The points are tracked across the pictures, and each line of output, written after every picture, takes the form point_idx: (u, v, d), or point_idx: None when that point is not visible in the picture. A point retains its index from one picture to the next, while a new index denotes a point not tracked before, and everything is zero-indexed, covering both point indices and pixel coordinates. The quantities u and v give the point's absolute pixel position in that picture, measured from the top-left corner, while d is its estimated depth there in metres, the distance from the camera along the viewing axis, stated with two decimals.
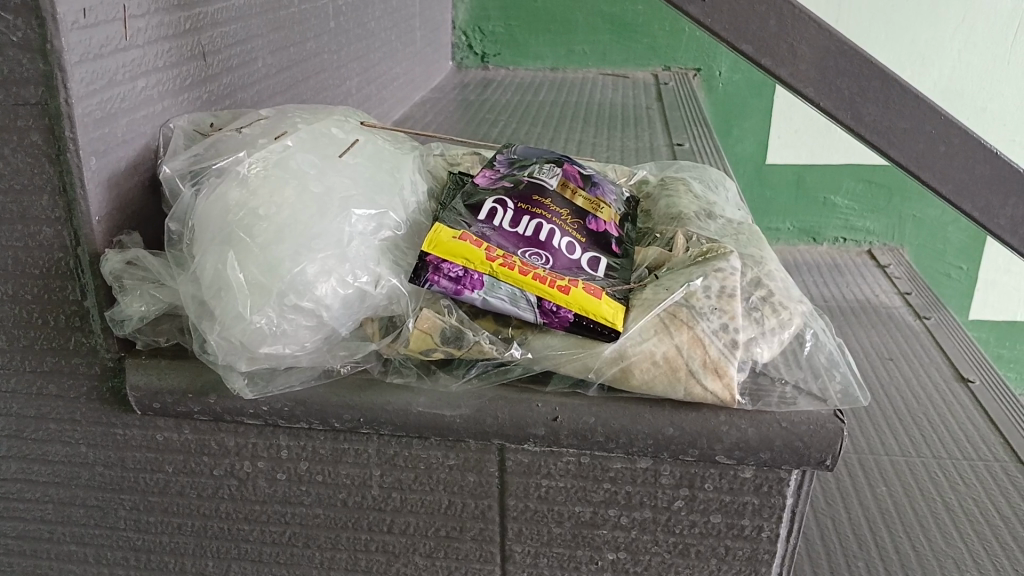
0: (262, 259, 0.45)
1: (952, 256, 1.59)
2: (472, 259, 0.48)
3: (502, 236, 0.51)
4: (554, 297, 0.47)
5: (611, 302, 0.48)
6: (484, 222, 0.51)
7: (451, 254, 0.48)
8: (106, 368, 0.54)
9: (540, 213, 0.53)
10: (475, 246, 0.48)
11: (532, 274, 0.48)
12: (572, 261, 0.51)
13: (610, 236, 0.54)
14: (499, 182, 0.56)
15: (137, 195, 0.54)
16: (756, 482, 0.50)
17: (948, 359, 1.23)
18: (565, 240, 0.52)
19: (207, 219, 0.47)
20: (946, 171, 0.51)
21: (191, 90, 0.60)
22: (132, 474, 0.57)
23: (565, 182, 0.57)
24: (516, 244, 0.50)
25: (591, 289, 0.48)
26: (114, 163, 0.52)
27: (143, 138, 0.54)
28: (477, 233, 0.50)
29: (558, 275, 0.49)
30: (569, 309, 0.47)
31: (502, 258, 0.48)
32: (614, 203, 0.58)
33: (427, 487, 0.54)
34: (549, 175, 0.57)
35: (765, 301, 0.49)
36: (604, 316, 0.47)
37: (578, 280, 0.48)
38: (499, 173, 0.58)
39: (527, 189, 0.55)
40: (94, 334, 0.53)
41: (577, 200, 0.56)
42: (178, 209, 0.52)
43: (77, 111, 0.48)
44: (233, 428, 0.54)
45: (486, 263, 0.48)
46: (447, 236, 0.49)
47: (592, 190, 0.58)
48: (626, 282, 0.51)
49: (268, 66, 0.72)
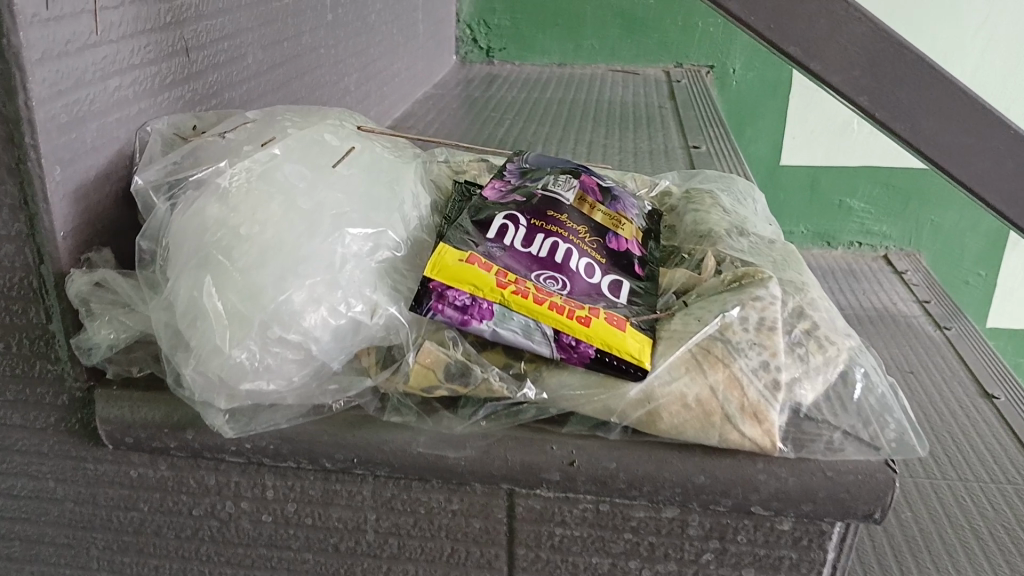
0: (244, 286, 0.40)
1: (970, 263, 1.53)
2: (480, 285, 0.43)
3: (515, 257, 0.45)
4: (574, 329, 0.42)
5: (637, 335, 0.43)
6: (494, 240, 0.46)
7: (457, 279, 0.43)
8: (74, 399, 0.49)
9: (556, 231, 0.48)
10: (483, 270, 0.43)
11: (548, 303, 0.43)
12: (592, 287, 0.46)
13: (633, 256, 0.49)
14: (509, 194, 0.51)
15: (109, 207, 0.49)
16: (793, 535, 0.45)
17: (971, 373, 1.18)
18: (583, 263, 0.47)
19: (183, 238, 0.42)
20: (1009, 189, 0.46)
21: (172, 89, 0.54)
22: (104, 512, 0.52)
23: (582, 195, 0.52)
24: (530, 267, 0.45)
25: (615, 319, 0.43)
26: (82, 172, 0.46)
27: (115, 143, 0.49)
28: (486, 254, 0.45)
29: (578, 302, 0.43)
30: (590, 344, 0.41)
31: (514, 284, 0.43)
32: (636, 217, 0.53)
33: (428, 533, 0.49)
34: (564, 186, 0.52)
35: (810, 336, 0.43)
36: (630, 352, 0.41)
37: (600, 308, 0.43)
38: (509, 184, 0.52)
39: (541, 203, 0.50)
40: (61, 362, 0.48)
41: (596, 215, 0.51)
42: (150, 226, 0.47)
43: (39, 115, 0.42)
44: (214, 466, 0.49)
45: (496, 290, 0.43)
46: (451, 258, 0.44)
47: (611, 204, 0.52)
48: (652, 309, 0.46)
49: (259, 62, 0.66)
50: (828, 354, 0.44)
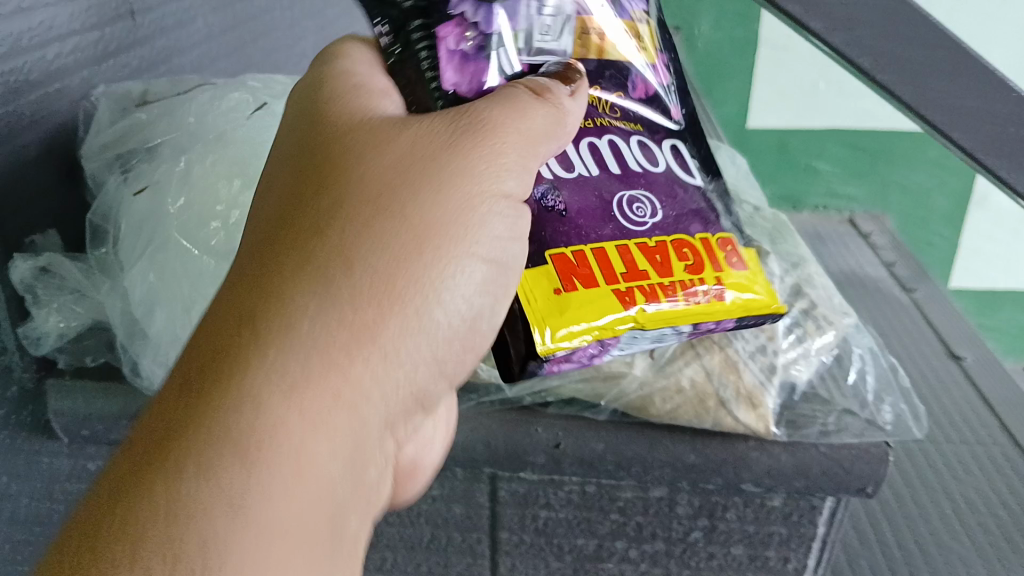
0: (199, 269, 0.42)
1: (935, 223, 1.51)
2: (600, 310, 0.38)
3: (579, 188, 0.41)
4: (714, 304, 0.40)
5: (756, 278, 0.42)
6: (551, 177, 0.41)
7: (572, 316, 0.38)
8: (26, 392, 0.46)
9: (607, 123, 0.43)
10: (583, 282, 0.38)
11: (670, 285, 0.39)
12: (668, 184, 0.43)
13: (664, 94, 0.45)
14: (482, 52, 0.39)
15: (49, 185, 0.45)
16: (784, 511, 0.44)
17: (939, 333, 1.19)
18: (645, 151, 0.43)
19: (134, 219, 0.43)
20: None
21: (116, 56, 0.50)
22: (61, 511, 0.49)
23: (585, 23, 0.42)
24: (603, 194, 0.41)
25: (731, 261, 0.42)
26: (20, 147, 0.43)
27: (58, 116, 0.45)
28: (566, 215, 0.40)
29: (694, 262, 0.41)
30: (738, 316, 0.40)
31: (627, 288, 0.39)
32: (642, 14, 0.45)
33: (407, 519, 0.47)
34: (553, 15, 0.41)
35: (807, 316, 0.45)
36: (768, 303, 0.41)
37: (714, 256, 0.41)
38: (482, 45, 0.39)
39: (549, 62, 0.41)
40: (8, 352, 0.45)
41: (611, 56, 0.43)
42: (99, 202, 0.46)
43: None
44: None
45: (620, 302, 0.38)
46: (542, 288, 0.38)
47: (616, 17, 0.43)
48: (722, 199, 0.45)
49: (211, 24, 0.62)
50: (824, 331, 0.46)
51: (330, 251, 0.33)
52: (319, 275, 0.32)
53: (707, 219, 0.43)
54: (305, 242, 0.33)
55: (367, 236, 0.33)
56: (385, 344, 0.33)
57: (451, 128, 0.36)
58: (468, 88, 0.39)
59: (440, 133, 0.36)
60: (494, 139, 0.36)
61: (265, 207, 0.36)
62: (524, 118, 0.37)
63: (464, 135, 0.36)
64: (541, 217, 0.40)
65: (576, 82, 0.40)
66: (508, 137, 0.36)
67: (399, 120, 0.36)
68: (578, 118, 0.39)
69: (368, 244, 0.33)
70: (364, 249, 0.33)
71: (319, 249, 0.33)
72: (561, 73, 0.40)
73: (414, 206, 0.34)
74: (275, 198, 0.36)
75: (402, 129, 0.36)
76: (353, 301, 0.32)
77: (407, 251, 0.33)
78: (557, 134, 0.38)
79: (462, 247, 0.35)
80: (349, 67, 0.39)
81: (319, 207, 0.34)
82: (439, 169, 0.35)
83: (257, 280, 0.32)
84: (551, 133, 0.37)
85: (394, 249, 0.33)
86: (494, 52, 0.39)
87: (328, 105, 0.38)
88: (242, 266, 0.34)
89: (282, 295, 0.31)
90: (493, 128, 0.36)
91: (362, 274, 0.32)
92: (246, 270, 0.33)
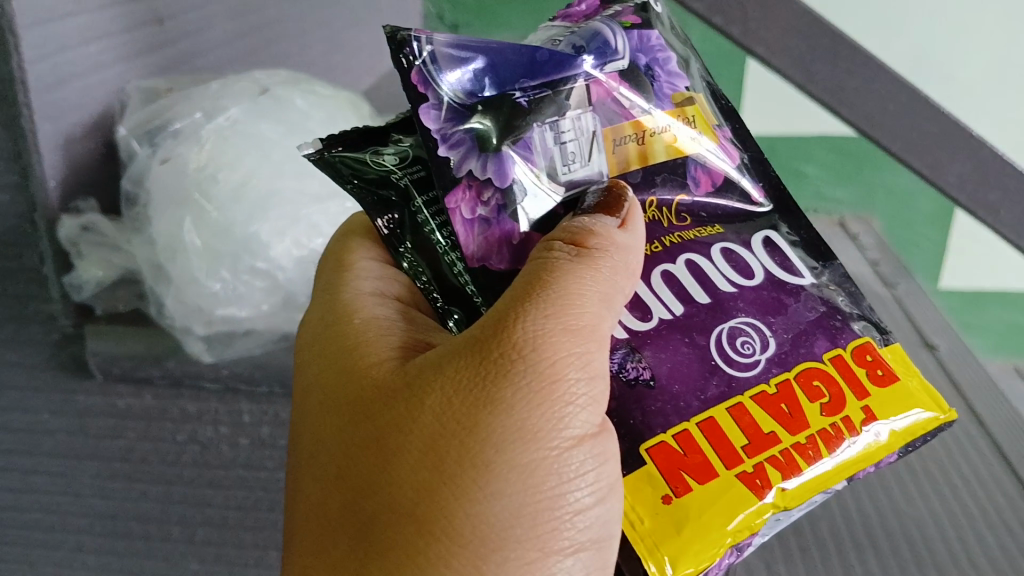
0: (216, 224, 0.53)
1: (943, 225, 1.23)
2: (731, 506, 0.35)
3: (664, 343, 0.38)
4: (867, 448, 0.37)
5: (905, 381, 0.39)
6: (627, 337, 0.39)
7: (694, 549, 0.34)
8: (66, 335, 0.54)
9: (681, 239, 0.41)
10: (697, 476, 0.35)
11: (807, 450, 0.36)
12: (774, 297, 0.40)
13: (738, 176, 0.43)
14: (503, 211, 0.39)
15: (90, 161, 0.54)
16: None
17: (916, 324, 1.25)
18: (733, 260, 0.41)
19: (161, 185, 0.54)
20: (892, 128, 0.54)
21: (146, 57, 0.59)
22: None
23: (615, 132, 0.41)
24: (695, 338, 0.38)
25: (874, 380, 0.39)
26: (67, 126, 0.53)
27: (97, 103, 0.55)
28: (655, 384, 0.37)
29: (831, 399, 0.38)
30: (898, 446, 0.38)
31: (751, 469, 0.36)
32: (686, 91, 0.43)
33: None
34: (575, 139, 0.40)
35: None
36: (935, 417, 0.38)
37: (852, 381, 0.38)
38: (489, 205, 0.39)
39: (590, 190, 0.40)
40: (52, 301, 0.53)
41: (657, 158, 0.42)
42: (131, 170, 0.55)
43: (30, 76, 0.48)
44: (194, 392, 0.55)
45: (753, 489, 0.35)
46: (649, 499, 0.35)
47: (656, 111, 0.42)
48: (841, 287, 0.42)
49: (225, 35, 0.70)
50: None
51: (417, 495, 0.33)
52: (413, 548, 0.33)
53: (832, 329, 0.40)
54: (377, 500, 0.34)
55: (465, 487, 0.33)
56: (523, 549, 0.33)
57: (490, 369, 0.34)
58: (498, 255, 0.39)
59: (483, 375, 0.34)
60: (542, 341, 0.34)
61: (314, 439, 0.40)
62: (582, 294, 0.35)
63: (511, 379, 0.34)
64: (630, 396, 0.37)
65: (623, 209, 0.39)
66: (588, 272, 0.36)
67: (433, 361, 0.36)
68: (637, 249, 0.38)
69: (479, 483, 0.33)
70: (467, 486, 0.33)
71: (412, 498, 0.33)
72: (605, 204, 0.39)
73: (497, 450, 0.33)
74: (325, 426, 0.39)
75: (439, 372, 0.35)
76: (472, 512, 0.33)
77: (511, 482, 0.33)
78: (619, 267, 0.37)
79: (551, 451, 0.33)
80: (360, 289, 0.46)
81: (376, 455, 0.35)
82: (495, 398, 0.33)
83: (364, 547, 0.34)
84: (610, 300, 0.36)
85: (492, 471, 0.33)
86: (520, 204, 0.39)
87: (352, 312, 0.44)
88: (329, 514, 0.37)
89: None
90: (539, 343, 0.34)
91: (475, 526, 0.33)
92: (325, 512, 0.37)
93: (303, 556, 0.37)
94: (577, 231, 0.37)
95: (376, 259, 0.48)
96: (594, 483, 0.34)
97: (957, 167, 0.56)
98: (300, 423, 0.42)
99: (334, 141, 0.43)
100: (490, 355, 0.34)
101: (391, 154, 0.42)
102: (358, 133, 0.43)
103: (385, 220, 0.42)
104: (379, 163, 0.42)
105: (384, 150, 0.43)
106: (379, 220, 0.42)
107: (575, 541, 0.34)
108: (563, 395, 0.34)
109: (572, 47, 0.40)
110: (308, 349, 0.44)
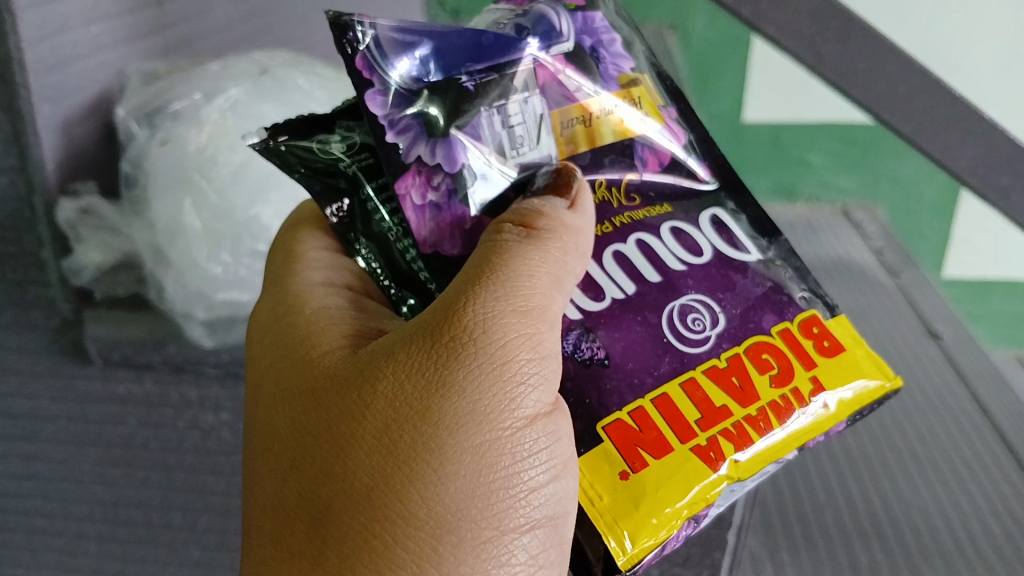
0: (217, 206, 0.53)
1: (925, 217, 1.18)
2: (686, 480, 0.39)
3: (618, 322, 0.42)
4: (817, 416, 0.42)
5: (851, 351, 0.44)
6: (581, 317, 0.43)
7: (650, 523, 0.38)
8: (65, 321, 0.53)
9: (630, 219, 0.45)
10: (653, 452, 0.39)
11: (757, 422, 0.41)
12: (723, 275, 0.44)
13: (685, 155, 0.47)
14: (454, 195, 0.42)
15: (90, 144, 0.54)
16: None
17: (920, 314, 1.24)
18: (682, 239, 0.45)
19: (162, 164, 0.53)
20: (904, 112, 0.53)
21: (147, 38, 0.58)
22: (96, 428, 0.57)
23: (562, 115, 0.45)
24: (647, 317, 0.43)
25: (821, 352, 0.43)
26: (67, 109, 0.51)
27: (96, 85, 0.53)
28: (609, 363, 0.41)
29: (779, 370, 0.42)
30: (847, 413, 0.42)
31: (704, 441, 0.40)
32: (631, 72, 0.47)
33: None
34: (523, 123, 0.44)
35: None
36: (880, 385, 0.43)
37: (799, 353, 0.43)
38: (439, 191, 0.42)
39: (540, 172, 0.44)
40: (51, 286, 0.52)
41: (605, 140, 0.45)
42: (130, 151, 0.54)
43: (29, 56, 0.47)
44: (194, 380, 0.54)
45: (707, 461, 0.39)
46: (607, 477, 0.39)
47: (601, 93, 0.45)
48: (787, 262, 0.46)
49: (228, 16, 0.68)
50: None
51: (378, 479, 0.37)
52: (375, 529, 0.36)
53: (779, 304, 0.44)
54: (338, 485, 0.38)
55: (421, 470, 0.36)
56: (476, 524, 0.37)
57: (442, 353, 0.38)
58: (450, 240, 0.43)
59: (435, 362, 0.38)
60: (492, 325, 0.38)
61: (269, 427, 0.43)
62: (530, 277, 0.40)
63: (462, 363, 0.37)
64: (585, 374, 0.41)
65: (572, 192, 0.43)
66: (535, 265, 0.40)
67: (386, 349, 0.39)
68: (587, 229, 0.42)
69: (434, 465, 0.36)
70: (424, 469, 0.36)
71: (369, 480, 0.37)
72: (555, 184, 0.43)
73: (450, 433, 0.37)
74: (280, 415, 0.42)
75: (392, 361, 0.39)
76: (429, 494, 0.36)
77: (465, 464, 0.37)
78: (569, 248, 0.41)
79: (504, 430, 0.37)
80: (310, 280, 0.48)
81: (335, 443, 0.39)
82: (447, 382, 0.37)
83: (328, 529, 0.38)
84: (558, 280, 0.40)
85: (447, 454, 0.37)
86: (471, 187, 0.43)
87: (303, 304, 0.46)
88: (289, 501, 0.40)
89: (385, 556, 0.36)
90: (489, 328, 0.38)
91: (431, 507, 0.36)
92: (286, 499, 0.40)
93: (263, 544, 0.40)
94: (526, 213, 0.42)
95: (323, 249, 0.50)
96: (547, 459, 0.38)
97: (969, 152, 0.55)
98: (253, 412, 0.45)
99: (281, 129, 0.46)
100: (442, 341, 0.38)
101: (338, 143, 0.46)
102: (303, 121, 0.46)
103: (334, 208, 0.46)
104: (326, 151, 0.45)
105: (330, 138, 0.46)
106: (329, 208, 0.46)
107: (529, 517, 0.38)
108: (512, 377, 0.38)
109: (515, 29, 0.44)
110: (260, 340, 0.47)
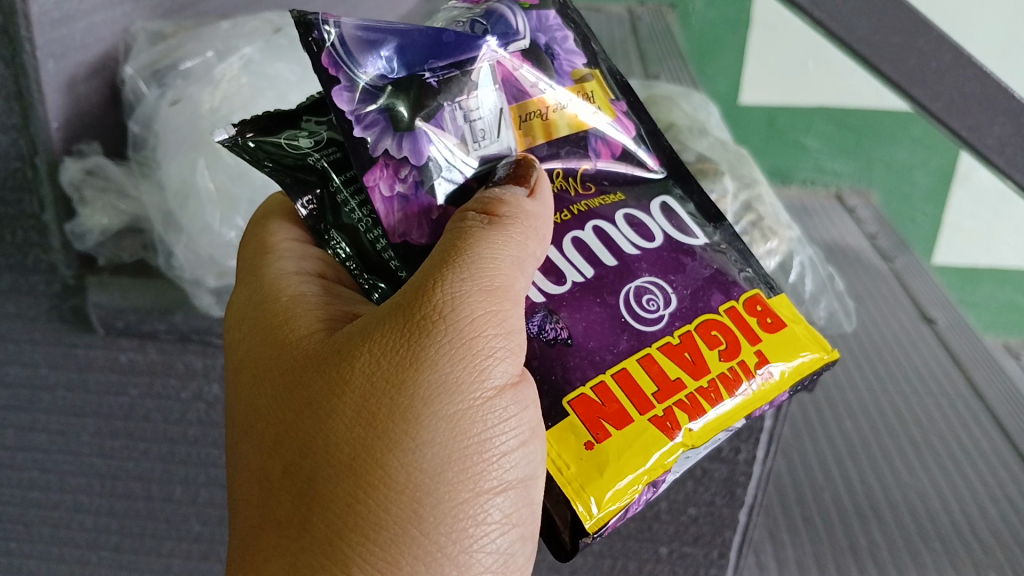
0: (231, 169, 0.52)
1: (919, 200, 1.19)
2: (645, 449, 0.38)
3: (579, 304, 0.41)
4: (763, 388, 0.41)
5: (792, 326, 0.43)
6: (544, 300, 0.42)
7: (614, 489, 0.37)
8: (66, 288, 0.52)
9: (588, 207, 0.44)
10: (614, 422, 0.39)
11: (710, 395, 0.40)
12: (673, 257, 0.43)
13: (635, 146, 0.46)
14: (421, 185, 0.41)
15: (92, 105, 0.52)
16: None
17: None
18: (636, 227, 0.44)
19: (172, 125, 0.52)
20: (936, 88, 0.53)
21: None
22: (96, 397, 0.56)
23: (520, 110, 0.43)
24: (606, 298, 0.42)
25: (765, 328, 0.42)
26: (72, 66, 0.49)
27: (101, 43, 0.52)
28: (572, 342, 0.40)
29: (727, 345, 0.41)
30: (790, 385, 0.41)
31: (661, 410, 0.39)
32: (582, 68, 0.46)
33: None
34: (483, 116, 0.42)
35: (754, 227, 0.51)
36: (818, 357, 0.42)
37: (745, 329, 0.42)
38: (407, 184, 0.41)
39: (501, 163, 0.43)
40: (53, 250, 0.50)
41: (560, 132, 0.45)
42: (138, 111, 0.53)
43: (34, 9, 0.45)
44: (201, 349, 0.53)
45: (664, 431, 0.39)
46: (573, 447, 0.39)
47: (556, 88, 0.44)
48: (732, 245, 0.45)
49: None
50: (779, 237, 0.52)
51: (357, 448, 0.36)
52: (357, 495, 0.36)
53: (725, 284, 0.43)
54: (319, 454, 0.37)
55: (397, 441, 0.36)
56: (453, 493, 0.36)
57: (414, 329, 0.37)
58: (418, 229, 0.42)
59: (407, 338, 0.37)
60: (459, 303, 0.37)
61: (250, 405, 0.41)
62: (495, 258, 0.38)
63: (432, 339, 0.36)
64: (550, 353, 0.40)
65: (533, 179, 0.42)
66: (503, 248, 0.39)
67: (360, 329, 0.38)
68: (546, 216, 0.41)
69: (409, 436, 0.36)
70: (401, 439, 0.36)
71: (348, 450, 0.36)
72: (515, 175, 0.42)
73: (423, 403, 0.36)
74: (259, 396, 0.41)
75: (366, 339, 0.37)
76: (405, 461, 0.36)
77: (440, 432, 0.36)
78: (529, 234, 0.40)
79: (475, 401, 0.36)
80: (284, 268, 0.45)
81: (313, 417, 0.38)
82: (418, 357, 0.36)
83: (314, 498, 0.37)
84: (521, 263, 0.39)
85: (422, 423, 0.36)
86: (436, 179, 0.42)
87: (278, 291, 0.44)
88: (275, 474, 0.38)
89: (369, 521, 0.36)
90: (457, 306, 0.37)
91: (409, 472, 0.36)
92: (274, 472, 0.39)
93: (253, 515, 0.39)
94: (489, 201, 0.40)
95: (297, 239, 0.48)
96: (516, 428, 0.37)
97: (997, 132, 0.54)
98: (235, 395, 0.43)
99: (245, 127, 0.44)
100: (412, 319, 0.37)
101: (305, 137, 0.44)
102: (266, 119, 0.45)
103: (306, 203, 0.44)
104: (295, 147, 0.44)
105: (297, 133, 0.44)
106: (299, 201, 0.44)
107: (502, 479, 0.37)
108: (481, 350, 0.37)
109: (471, 26, 0.43)
110: (236, 326, 0.45)
